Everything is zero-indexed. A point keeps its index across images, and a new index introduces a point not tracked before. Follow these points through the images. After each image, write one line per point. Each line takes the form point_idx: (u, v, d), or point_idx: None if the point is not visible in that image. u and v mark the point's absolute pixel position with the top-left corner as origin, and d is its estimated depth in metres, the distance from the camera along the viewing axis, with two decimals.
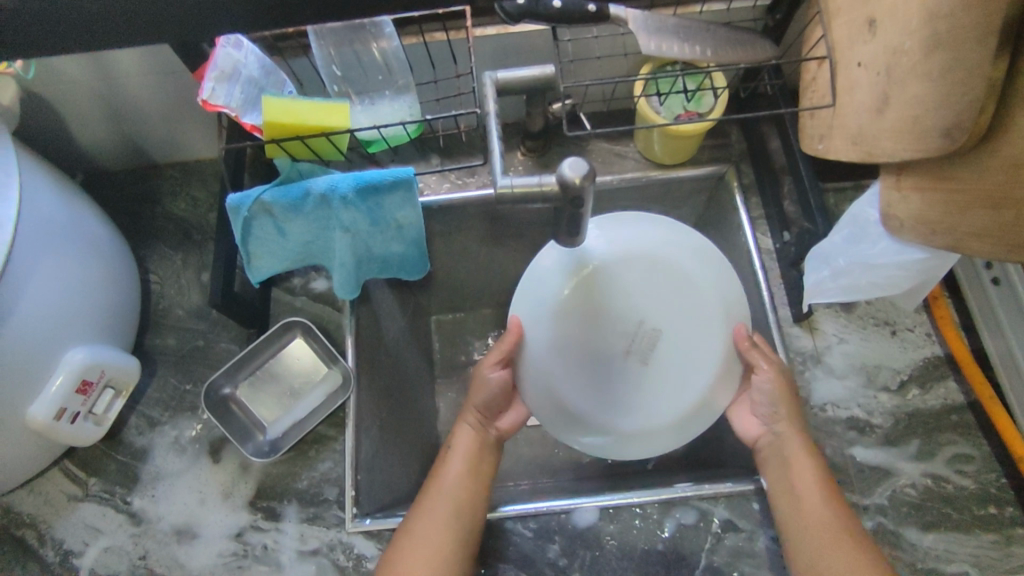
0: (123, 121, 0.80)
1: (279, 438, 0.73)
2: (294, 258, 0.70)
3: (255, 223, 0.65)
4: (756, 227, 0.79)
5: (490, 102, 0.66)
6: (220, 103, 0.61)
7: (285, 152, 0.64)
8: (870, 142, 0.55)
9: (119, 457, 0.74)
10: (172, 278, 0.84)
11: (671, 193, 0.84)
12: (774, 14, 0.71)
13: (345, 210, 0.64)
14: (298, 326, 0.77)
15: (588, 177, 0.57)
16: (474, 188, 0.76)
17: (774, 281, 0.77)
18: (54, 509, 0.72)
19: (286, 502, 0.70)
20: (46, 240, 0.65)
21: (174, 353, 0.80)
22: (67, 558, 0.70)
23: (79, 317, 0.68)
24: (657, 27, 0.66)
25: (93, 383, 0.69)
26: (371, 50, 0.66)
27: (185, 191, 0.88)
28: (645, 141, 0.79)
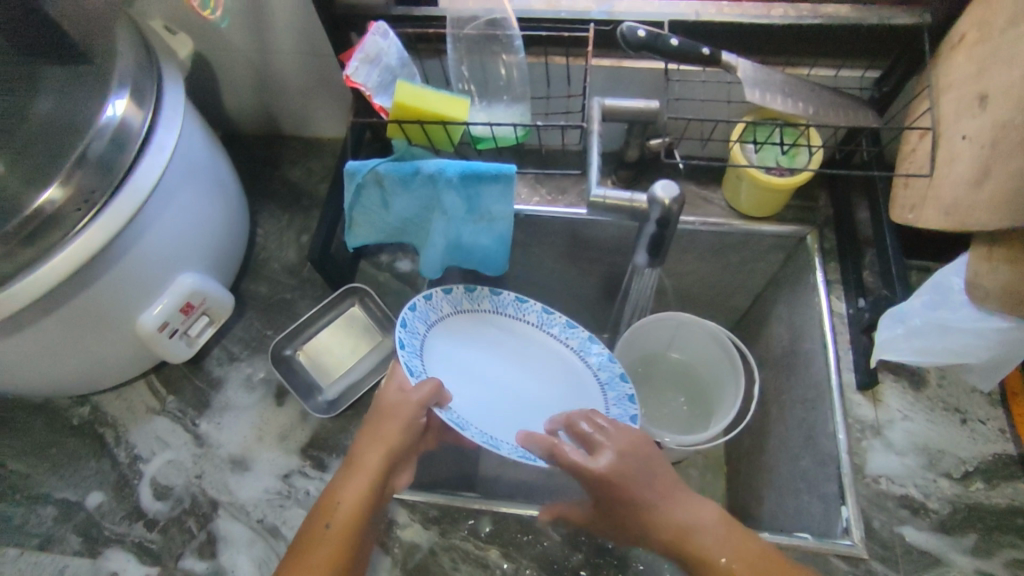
0: (265, 92, 0.91)
1: (334, 399, 0.78)
2: (389, 232, 0.77)
3: (365, 191, 0.72)
4: (833, 289, 0.79)
5: (595, 123, 0.71)
6: (359, 81, 0.69)
7: (404, 133, 0.72)
8: (964, 212, 0.55)
9: (197, 382, 0.81)
10: (276, 235, 0.92)
11: (750, 245, 0.86)
12: (881, 87, 0.72)
13: (447, 193, 0.70)
14: (359, 293, 0.82)
15: (677, 199, 0.61)
16: (564, 204, 0.81)
17: (842, 345, 0.77)
18: (133, 416, 0.79)
19: (335, 455, 0.75)
20: (189, 175, 0.74)
21: (263, 300, 0.87)
22: (134, 462, 0.76)
23: (196, 247, 0.76)
24: (765, 78, 0.69)
25: (195, 306, 0.76)
26: (498, 62, 0.73)
27: (302, 163, 0.98)
28: (732, 189, 0.82)
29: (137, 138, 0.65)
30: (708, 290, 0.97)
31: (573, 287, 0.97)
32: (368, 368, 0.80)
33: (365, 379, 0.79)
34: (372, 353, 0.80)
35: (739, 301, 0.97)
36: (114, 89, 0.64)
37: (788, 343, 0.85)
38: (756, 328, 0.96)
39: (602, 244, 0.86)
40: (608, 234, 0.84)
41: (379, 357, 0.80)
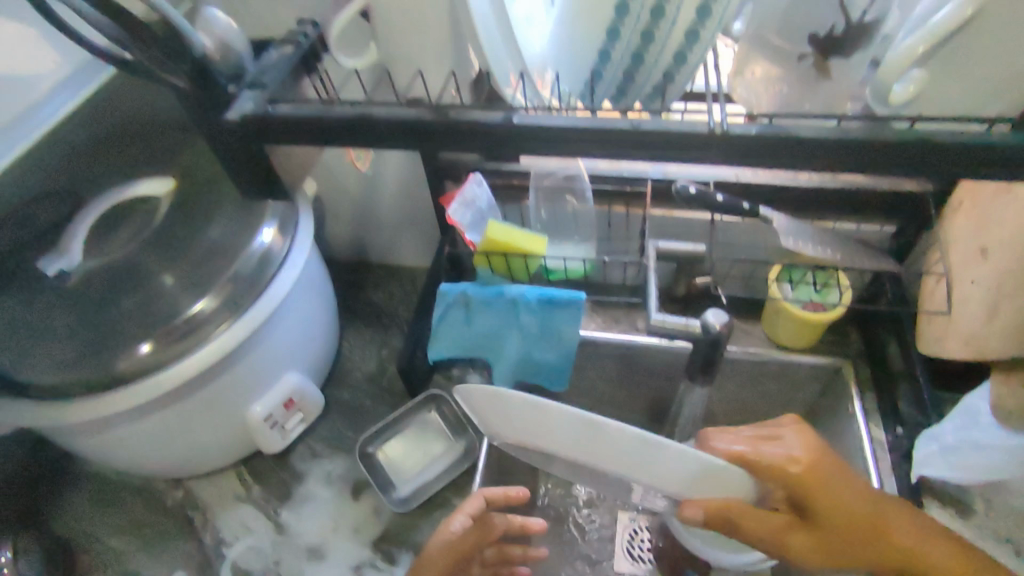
0: (364, 226, 1.08)
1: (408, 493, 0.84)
2: (467, 347, 0.88)
3: (453, 309, 0.84)
4: (870, 417, 0.86)
5: (651, 261, 0.83)
6: (456, 220, 0.84)
7: (489, 262, 0.85)
8: (983, 344, 0.65)
9: (281, 474, 0.88)
10: (359, 346, 1.04)
11: (790, 375, 0.94)
12: (898, 238, 0.85)
13: (526, 314, 0.82)
14: (437, 398, 0.91)
15: (726, 326, 0.71)
16: (618, 331, 0.92)
17: (885, 471, 0.81)
18: (221, 503, 0.86)
19: (404, 552, 0.80)
20: (307, 289, 0.87)
21: (344, 403, 0.97)
22: (219, 547, 0.82)
23: (301, 351, 0.88)
24: (796, 230, 0.82)
25: (294, 402, 0.87)
26: (568, 208, 0.88)
27: (385, 285, 1.12)
28: (770, 325, 0.92)
29: (280, 258, 0.81)
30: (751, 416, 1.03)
31: (623, 408, 1.05)
32: (437, 472, 0.86)
33: (435, 481, 0.85)
34: (442, 458, 0.87)
35: None
36: (267, 220, 0.81)
37: None
38: None
39: (652, 368, 0.95)
40: (659, 359, 0.93)
41: (446, 462, 0.87)
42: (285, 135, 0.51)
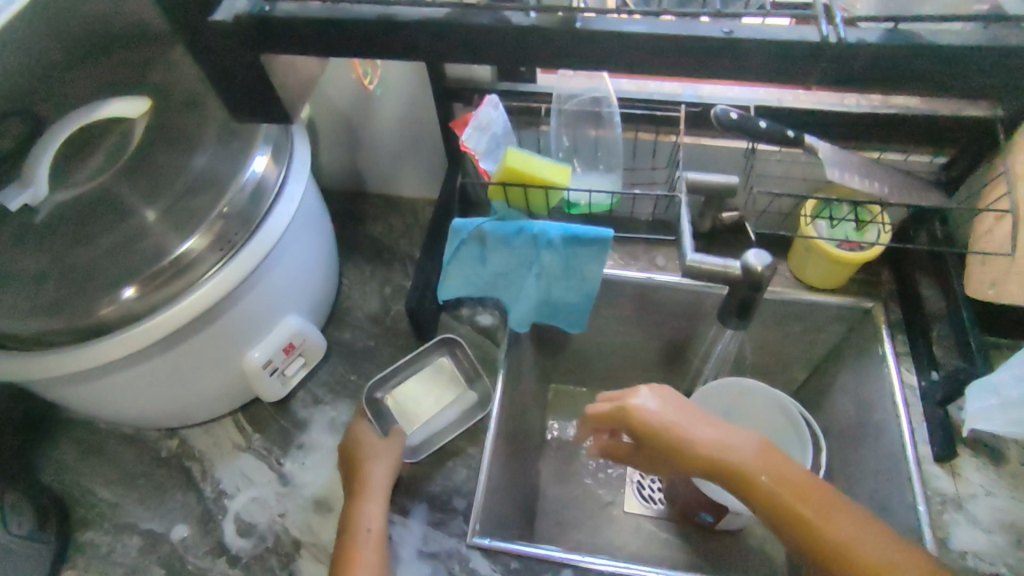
0: (359, 151, 1.00)
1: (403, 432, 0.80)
2: (483, 286, 0.81)
3: (465, 246, 0.77)
4: (902, 362, 0.85)
5: (684, 195, 0.77)
6: (471, 146, 0.76)
7: (506, 195, 0.77)
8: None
9: (282, 421, 0.84)
10: (360, 284, 0.97)
11: (814, 314, 0.93)
12: (950, 171, 0.78)
13: (546, 253, 0.75)
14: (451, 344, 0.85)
15: (769, 267, 0.67)
16: (635, 270, 0.93)
17: (916, 417, 0.80)
18: (219, 451, 0.81)
19: (417, 502, 0.76)
20: (305, 223, 0.80)
21: (346, 347, 0.90)
22: (220, 497, 0.77)
23: (299, 292, 0.81)
24: (841, 160, 0.76)
25: (294, 347, 0.80)
26: (593, 133, 0.79)
27: (385, 218, 1.03)
28: (799, 262, 0.90)
29: (276, 191, 0.73)
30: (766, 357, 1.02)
31: (634, 349, 1.05)
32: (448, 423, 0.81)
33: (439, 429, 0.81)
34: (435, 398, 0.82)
35: (799, 368, 1.01)
36: (257, 146, 0.72)
37: (857, 414, 0.88)
38: (816, 398, 1.00)
39: (670, 308, 0.96)
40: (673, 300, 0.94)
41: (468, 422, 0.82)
42: (305, 48, 0.46)
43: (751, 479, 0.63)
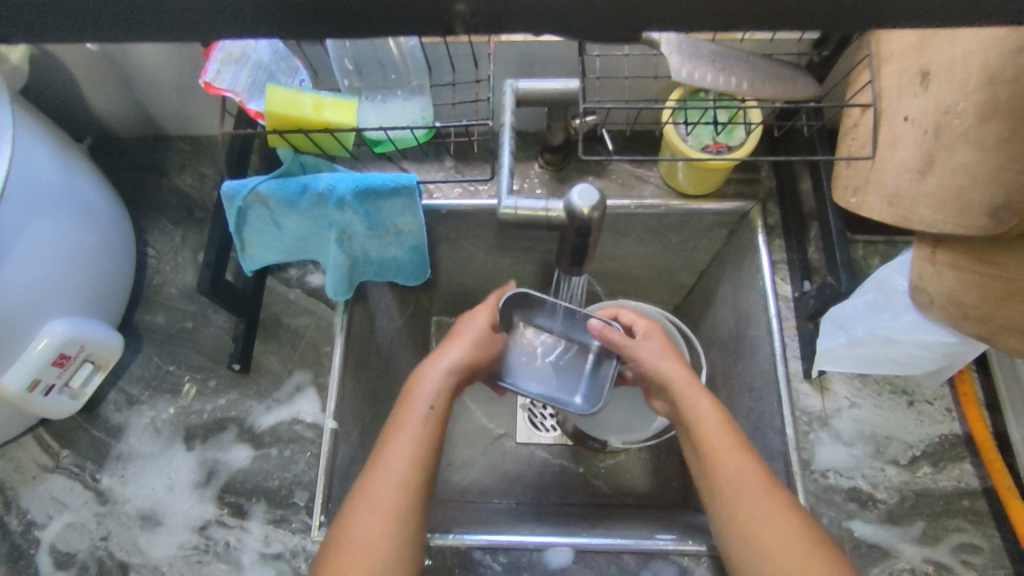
0: (134, 90, 0.80)
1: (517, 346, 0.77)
2: (289, 252, 0.68)
3: (251, 212, 0.63)
4: (777, 270, 0.76)
5: (506, 115, 0.62)
6: (224, 86, 0.59)
7: (287, 143, 0.62)
8: (908, 205, 0.52)
9: (93, 431, 0.73)
10: (170, 253, 0.82)
11: (690, 224, 0.82)
12: (820, 50, 0.66)
13: (342, 211, 0.61)
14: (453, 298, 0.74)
15: (597, 207, 0.54)
16: (485, 196, 0.80)
17: (787, 331, 0.73)
18: (23, 477, 0.71)
19: (254, 501, 0.69)
20: (36, 206, 0.61)
21: (162, 332, 0.78)
22: (30, 529, 0.69)
23: (62, 292, 0.65)
24: (692, 51, 0.62)
25: (71, 356, 0.66)
26: (387, 45, 0.62)
27: (193, 166, 0.86)
28: (669, 168, 0.79)
29: None
30: (647, 270, 0.93)
31: (509, 277, 0.96)
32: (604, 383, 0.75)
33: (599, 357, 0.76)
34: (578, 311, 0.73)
35: (685, 276, 0.93)
36: None
37: (734, 326, 0.82)
38: (701, 306, 0.93)
39: (533, 234, 0.85)
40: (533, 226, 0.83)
41: (313, 402, 0.73)
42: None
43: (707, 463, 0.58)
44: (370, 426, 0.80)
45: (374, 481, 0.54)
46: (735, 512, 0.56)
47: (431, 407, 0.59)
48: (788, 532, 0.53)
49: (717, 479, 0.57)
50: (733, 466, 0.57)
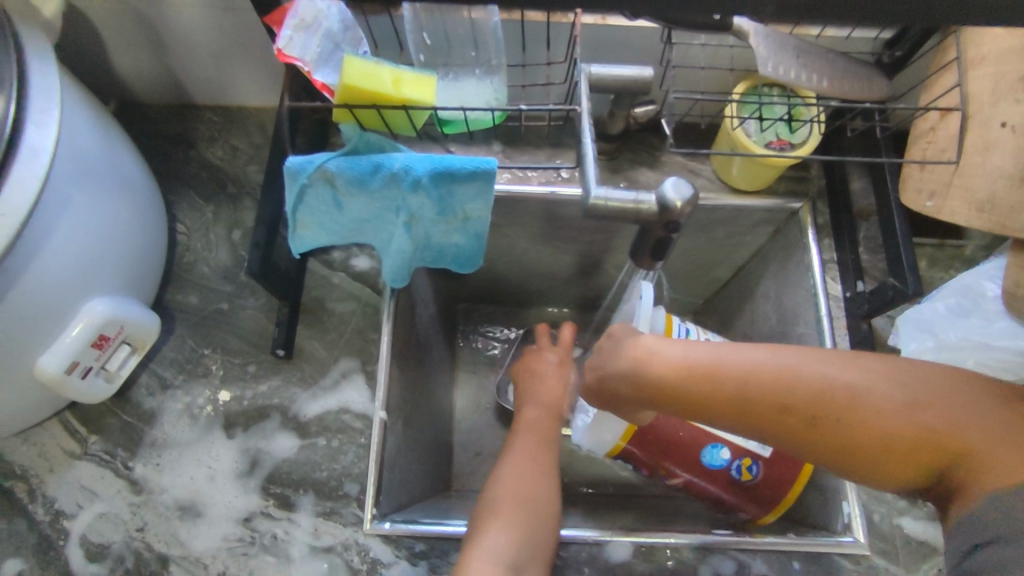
0: (166, 54, 0.75)
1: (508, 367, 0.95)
2: (344, 235, 0.64)
3: (312, 192, 0.59)
4: (827, 270, 0.77)
5: (586, 101, 0.60)
6: (294, 55, 0.55)
7: (355, 119, 0.58)
8: (1004, 214, 0.53)
9: (124, 416, 0.69)
10: (201, 230, 0.78)
11: (737, 220, 0.82)
12: (893, 50, 0.65)
13: (414, 194, 0.59)
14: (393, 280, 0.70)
15: (690, 202, 0.53)
16: (537, 182, 0.77)
17: (839, 331, 0.74)
18: (49, 464, 0.67)
19: (301, 492, 0.66)
20: (78, 177, 0.57)
21: (195, 313, 0.74)
22: (58, 519, 0.65)
23: (101, 270, 0.60)
24: (778, 45, 0.61)
25: (110, 338, 0.62)
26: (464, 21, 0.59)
27: (224, 138, 0.82)
28: (723, 162, 0.78)
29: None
30: (685, 264, 0.93)
31: (545, 266, 0.94)
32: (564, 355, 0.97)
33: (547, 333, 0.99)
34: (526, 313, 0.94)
35: (721, 271, 0.93)
36: None
37: (777, 323, 0.83)
38: (736, 302, 0.94)
39: (579, 223, 0.83)
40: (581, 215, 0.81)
41: (361, 391, 0.71)
42: None
43: (782, 404, 0.44)
44: (411, 416, 0.78)
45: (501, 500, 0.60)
46: (844, 437, 0.43)
47: (534, 419, 0.71)
48: (928, 409, 0.42)
49: (796, 429, 0.44)
50: (784, 379, 0.44)
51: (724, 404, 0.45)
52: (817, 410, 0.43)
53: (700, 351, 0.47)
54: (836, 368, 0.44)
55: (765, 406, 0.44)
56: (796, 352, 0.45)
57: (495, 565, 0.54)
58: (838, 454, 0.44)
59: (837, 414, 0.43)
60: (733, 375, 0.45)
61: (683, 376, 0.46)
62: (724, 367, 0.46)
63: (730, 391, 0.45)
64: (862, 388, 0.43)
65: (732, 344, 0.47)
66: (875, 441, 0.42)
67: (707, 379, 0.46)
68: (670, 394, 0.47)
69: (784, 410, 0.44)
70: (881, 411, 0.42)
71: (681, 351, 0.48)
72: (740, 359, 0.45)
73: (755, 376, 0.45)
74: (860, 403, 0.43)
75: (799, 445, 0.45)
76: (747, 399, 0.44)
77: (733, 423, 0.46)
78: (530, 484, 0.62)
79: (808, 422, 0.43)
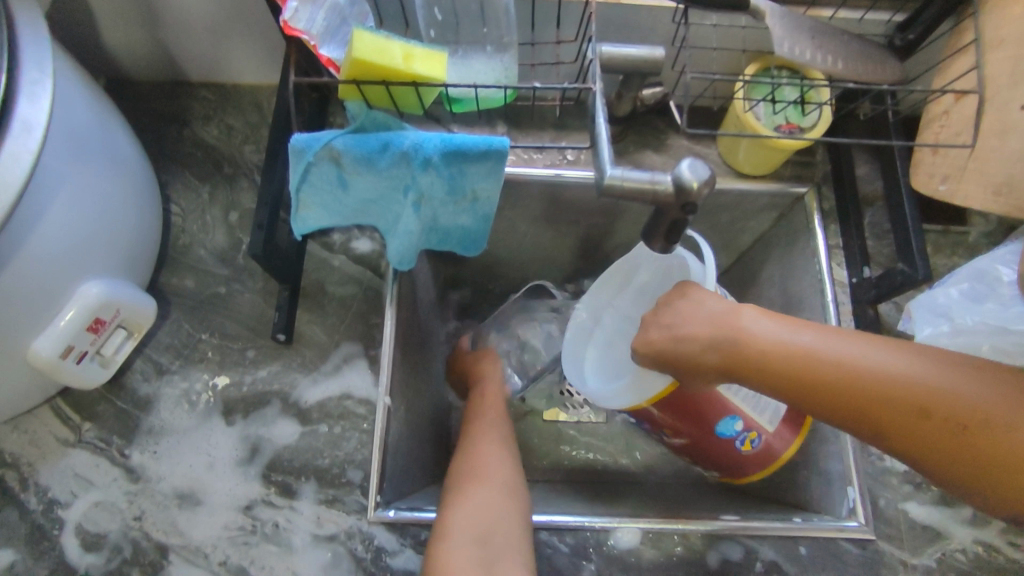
0: (159, 28, 0.72)
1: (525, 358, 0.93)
2: (348, 217, 0.62)
3: (317, 172, 0.57)
4: (833, 255, 0.76)
5: (598, 80, 0.59)
6: (300, 27, 0.54)
7: (363, 95, 0.56)
8: None
9: (119, 403, 0.67)
10: (196, 211, 0.75)
11: (742, 206, 0.81)
12: (905, 33, 0.64)
13: (424, 174, 0.57)
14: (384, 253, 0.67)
15: (707, 183, 0.52)
16: (542, 165, 0.76)
17: (844, 316, 0.74)
18: (41, 452, 0.65)
19: (303, 479, 0.65)
20: (72, 154, 0.54)
21: (191, 297, 0.72)
22: (51, 508, 0.63)
23: (96, 251, 0.58)
24: (794, 26, 0.60)
25: (106, 322, 0.60)
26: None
27: (219, 117, 0.79)
28: (729, 146, 0.77)
29: None
30: (687, 250, 0.92)
31: (547, 251, 0.93)
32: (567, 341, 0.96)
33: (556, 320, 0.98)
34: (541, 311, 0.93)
35: (724, 257, 0.93)
36: None
37: (781, 309, 0.82)
38: (738, 288, 0.93)
39: (584, 207, 0.82)
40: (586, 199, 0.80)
41: (364, 376, 0.69)
42: None
43: (874, 401, 0.46)
44: (413, 402, 0.77)
45: (474, 474, 0.61)
46: (927, 442, 0.44)
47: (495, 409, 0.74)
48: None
49: (879, 424, 0.46)
50: (879, 373, 0.46)
51: (811, 389, 0.48)
52: (909, 411, 0.45)
53: (801, 335, 0.49)
54: (927, 365, 0.46)
55: (856, 398, 0.46)
56: (899, 353, 0.47)
57: (472, 534, 0.55)
58: (916, 457, 0.46)
59: (918, 413, 0.44)
60: (829, 360, 0.47)
61: (782, 354, 0.49)
62: (821, 356, 0.48)
63: (817, 376, 0.47)
64: (946, 386, 0.44)
65: (829, 331, 0.49)
66: (962, 454, 0.43)
67: (800, 365, 0.48)
68: (766, 372, 0.49)
69: (874, 404, 0.46)
70: (970, 424, 0.43)
71: (775, 332, 0.50)
72: (837, 347, 0.48)
73: (846, 365, 0.47)
74: (950, 414, 0.44)
75: (880, 441, 0.47)
76: (837, 386, 0.47)
77: (813, 406, 0.49)
78: (497, 459, 0.64)
79: (887, 420, 0.45)
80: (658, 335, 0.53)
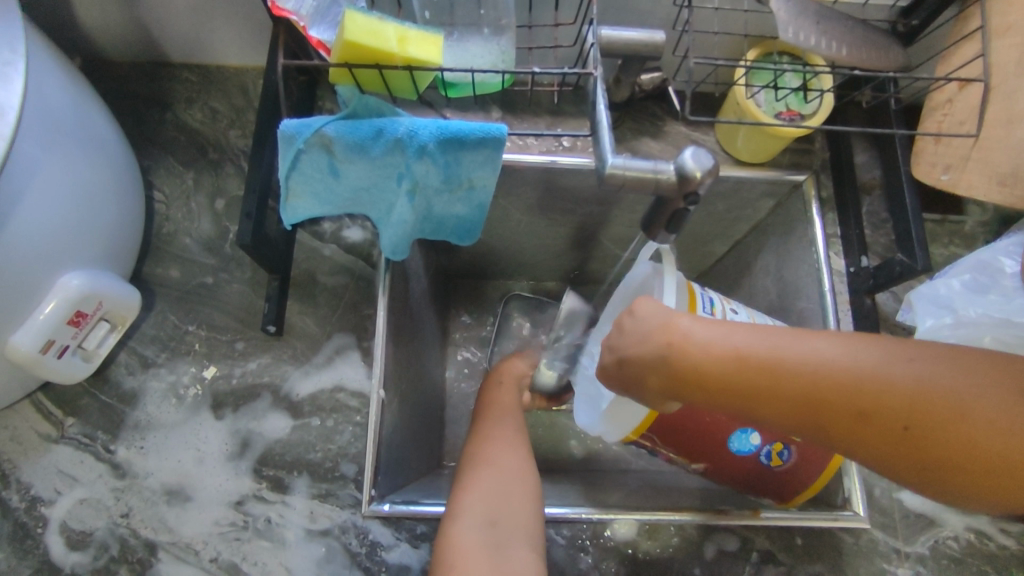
0: (139, 7, 0.69)
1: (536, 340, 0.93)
2: (339, 205, 0.60)
3: (307, 158, 0.55)
4: (830, 244, 0.76)
5: (599, 65, 0.57)
6: (288, 8, 0.53)
7: (355, 79, 0.54)
8: None
9: (103, 397, 0.65)
10: (181, 199, 0.73)
11: (740, 194, 0.80)
12: (908, 19, 0.63)
13: (418, 161, 0.55)
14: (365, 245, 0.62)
15: (710, 172, 0.51)
16: (537, 151, 0.74)
17: (841, 306, 0.74)
18: (22, 448, 0.63)
19: (296, 474, 0.63)
20: (47, 140, 0.52)
21: (176, 287, 0.70)
22: (34, 506, 0.61)
23: (76, 242, 0.55)
24: (797, 10, 0.58)
25: (88, 314, 0.58)
26: None
27: (202, 100, 0.76)
28: (727, 134, 0.76)
29: None
30: (682, 238, 0.91)
31: (540, 239, 0.91)
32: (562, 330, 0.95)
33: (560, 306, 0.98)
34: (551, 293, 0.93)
35: (719, 245, 0.92)
36: None
37: (777, 298, 0.82)
38: (733, 276, 0.92)
39: (580, 195, 0.80)
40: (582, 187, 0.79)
41: (357, 368, 0.68)
42: None
43: (828, 398, 0.41)
44: (407, 394, 0.75)
45: (483, 465, 0.60)
46: (891, 436, 0.40)
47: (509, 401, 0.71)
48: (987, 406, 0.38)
49: (840, 424, 0.41)
50: (826, 370, 0.41)
51: (766, 393, 0.43)
52: (867, 408, 0.40)
53: (744, 338, 0.45)
54: (878, 352, 0.41)
55: (808, 397, 0.41)
56: (854, 345, 0.42)
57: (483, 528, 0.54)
58: (885, 459, 0.40)
59: (890, 409, 0.39)
60: (781, 364, 0.42)
61: (731, 362, 0.44)
62: (768, 357, 0.43)
63: (770, 379, 0.43)
64: (896, 374, 0.40)
65: (773, 331, 0.44)
66: (934, 442, 0.38)
67: (750, 370, 0.43)
68: (711, 387, 0.44)
69: (829, 401, 0.41)
70: (938, 412, 0.38)
71: (718, 336, 0.45)
72: (788, 346, 0.43)
73: (797, 365, 0.42)
74: (915, 402, 0.39)
75: (844, 446, 0.42)
76: (787, 388, 0.42)
77: (768, 415, 0.44)
78: (510, 451, 0.62)
79: (851, 417, 0.40)
80: (604, 358, 0.50)
